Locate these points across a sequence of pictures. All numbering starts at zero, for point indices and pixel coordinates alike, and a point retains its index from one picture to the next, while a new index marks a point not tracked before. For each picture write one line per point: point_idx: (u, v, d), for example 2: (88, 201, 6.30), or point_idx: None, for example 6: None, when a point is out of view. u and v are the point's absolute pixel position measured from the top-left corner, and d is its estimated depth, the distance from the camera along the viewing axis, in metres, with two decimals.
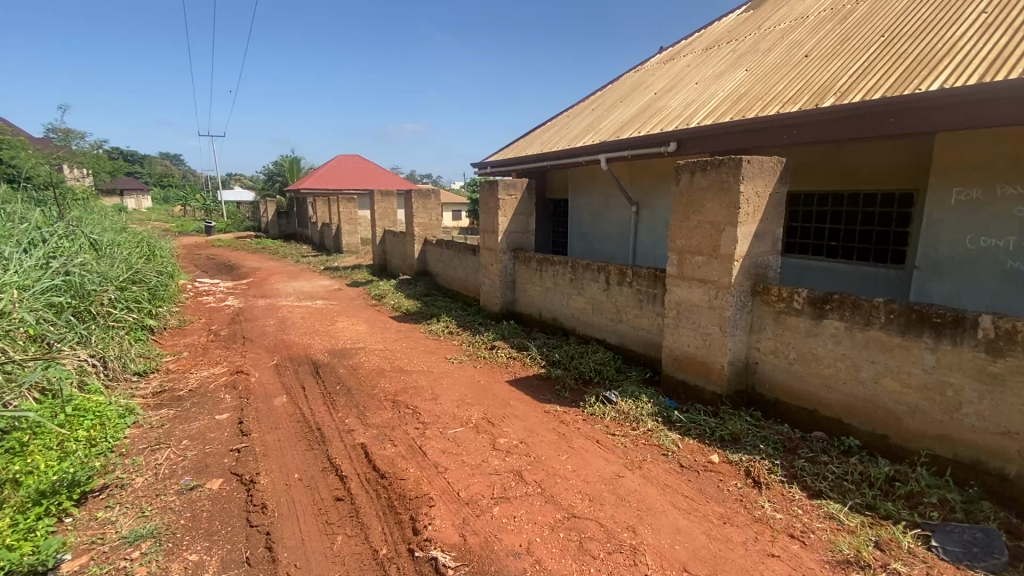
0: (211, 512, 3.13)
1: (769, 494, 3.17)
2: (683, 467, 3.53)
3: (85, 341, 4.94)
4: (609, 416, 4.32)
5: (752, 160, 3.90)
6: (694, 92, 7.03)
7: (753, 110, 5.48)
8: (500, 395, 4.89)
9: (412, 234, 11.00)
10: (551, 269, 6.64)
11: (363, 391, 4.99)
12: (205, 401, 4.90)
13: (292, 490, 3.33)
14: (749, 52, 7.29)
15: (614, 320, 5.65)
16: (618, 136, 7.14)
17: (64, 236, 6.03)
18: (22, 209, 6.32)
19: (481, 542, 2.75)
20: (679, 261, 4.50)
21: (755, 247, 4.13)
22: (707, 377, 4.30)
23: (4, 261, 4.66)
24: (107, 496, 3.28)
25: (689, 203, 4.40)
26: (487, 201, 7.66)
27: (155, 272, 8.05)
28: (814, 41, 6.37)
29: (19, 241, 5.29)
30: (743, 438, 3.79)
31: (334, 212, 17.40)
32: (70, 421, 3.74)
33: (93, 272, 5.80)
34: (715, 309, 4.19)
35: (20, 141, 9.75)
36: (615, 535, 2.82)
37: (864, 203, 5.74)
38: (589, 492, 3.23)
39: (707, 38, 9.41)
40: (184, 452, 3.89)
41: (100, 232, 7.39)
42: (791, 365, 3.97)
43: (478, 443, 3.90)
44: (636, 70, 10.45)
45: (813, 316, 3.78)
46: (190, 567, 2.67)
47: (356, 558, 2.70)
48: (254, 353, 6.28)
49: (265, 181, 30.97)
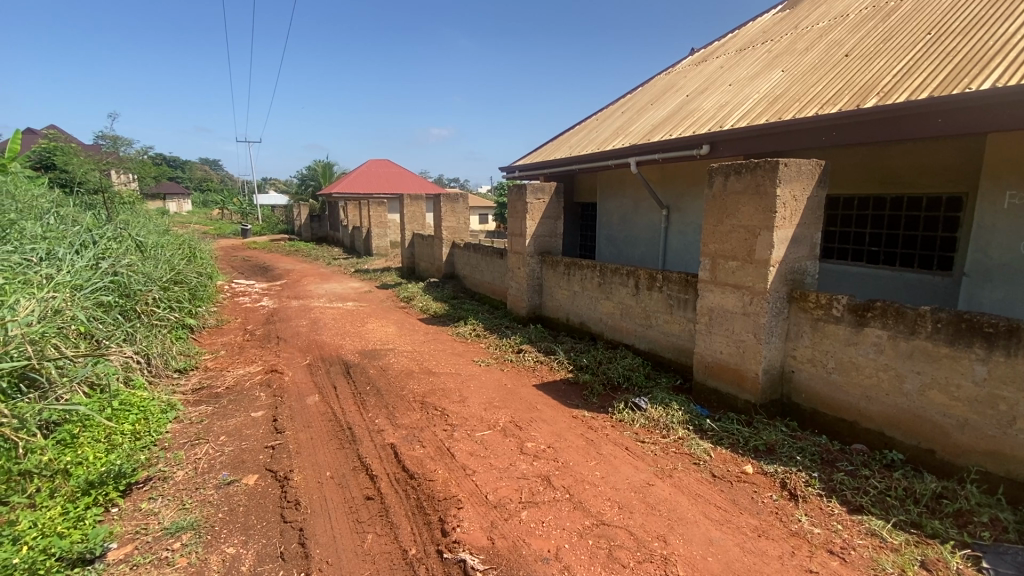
0: (248, 507, 3.22)
1: (806, 508, 3.07)
2: (716, 477, 3.44)
3: (130, 338, 5.16)
4: (638, 423, 4.25)
5: (789, 163, 3.80)
6: (727, 93, 6.91)
7: (791, 111, 5.33)
8: (528, 399, 4.88)
9: (440, 238, 11.14)
10: (578, 272, 6.61)
11: (392, 392, 5.06)
12: (241, 398, 5.05)
13: (324, 488, 3.39)
14: (786, 52, 7.11)
15: (643, 325, 5.58)
16: (649, 138, 7.05)
17: (113, 237, 6.32)
18: (74, 213, 6.69)
19: (509, 546, 2.74)
20: (712, 266, 4.42)
21: (793, 252, 4.02)
22: (740, 386, 4.20)
23: (58, 262, 4.91)
24: (150, 488, 3.41)
25: (723, 207, 4.30)
26: (515, 205, 7.65)
27: (196, 273, 8.37)
28: (854, 41, 6.17)
29: (71, 242, 5.57)
30: (778, 448, 3.68)
31: (365, 215, 17.82)
32: (116, 415, 3.90)
33: (139, 272, 6.07)
34: (749, 316, 4.09)
35: (72, 148, 10.31)
36: (645, 544, 2.77)
37: (908, 206, 5.52)
38: (618, 499, 3.19)
39: (741, 38, 9.22)
40: (222, 447, 4.02)
41: (146, 235, 7.72)
42: (829, 375, 3.84)
43: (505, 446, 3.91)
44: (668, 71, 10.30)
45: (853, 324, 3.65)
46: (228, 559, 2.75)
47: (386, 558, 2.73)
48: (288, 353, 6.44)
49: (300, 185, 31.98)
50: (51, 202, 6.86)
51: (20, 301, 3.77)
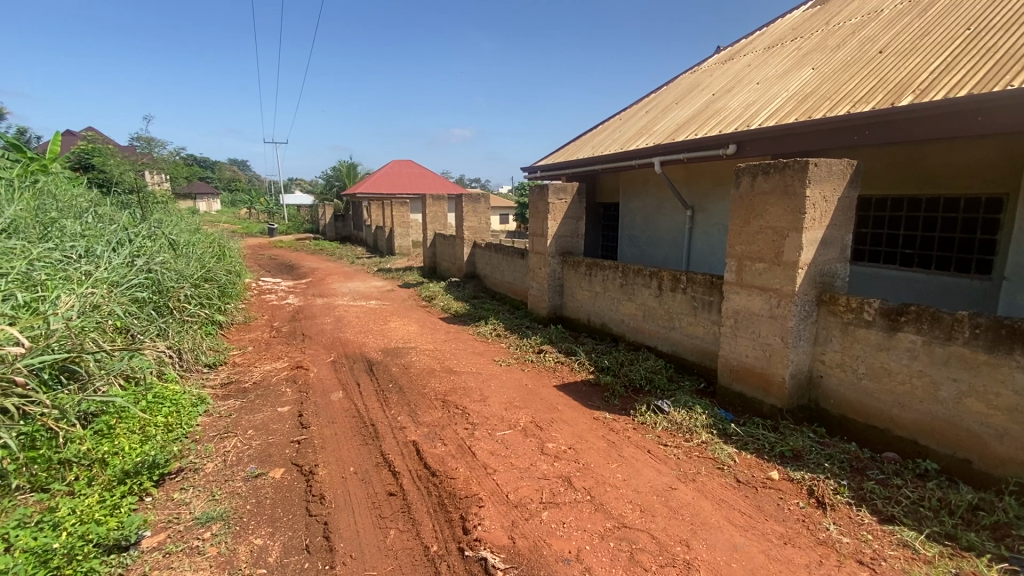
0: (274, 500, 3.30)
1: (834, 516, 3.00)
2: (740, 482, 3.38)
3: (163, 333, 5.34)
4: (661, 425, 4.21)
5: (820, 163, 3.71)
6: (754, 93, 6.78)
7: (821, 110, 5.20)
8: (548, 400, 4.87)
9: (462, 238, 11.21)
10: (600, 273, 6.57)
11: (414, 389, 5.12)
12: (268, 393, 5.17)
13: (348, 483, 3.45)
14: (816, 49, 6.94)
15: (666, 327, 5.52)
16: (673, 138, 6.97)
17: (148, 236, 6.54)
18: (111, 212, 6.94)
19: (530, 546, 2.75)
20: (738, 267, 4.34)
21: (822, 255, 3.92)
22: (766, 390, 4.11)
23: (97, 259, 5.10)
24: (181, 479, 3.52)
25: (750, 208, 4.23)
26: (537, 205, 7.63)
27: (225, 271, 8.60)
28: (888, 38, 6.00)
29: (109, 240, 5.78)
30: (806, 455, 3.60)
31: (388, 215, 18.05)
32: (150, 408, 4.04)
33: (172, 270, 6.27)
34: (776, 319, 4.00)
35: (109, 150, 10.71)
36: (668, 548, 2.74)
37: (944, 208, 5.33)
38: (640, 502, 3.16)
39: (769, 35, 9.03)
40: (250, 441, 4.12)
41: (178, 233, 7.97)
42: (859, 381, 3.73)
43: (526, 446, 3.91)
44: (693, 70, 10.15)
45: (886, 329, 3.54)
46: (255, 550, 2.82)
47: (408, 553, 2.76)
48: (313, 350, 6.57)
49: (325, 186, 32.53)
50: (90, 202, 7.13)
51: (61, 297, 3.93)
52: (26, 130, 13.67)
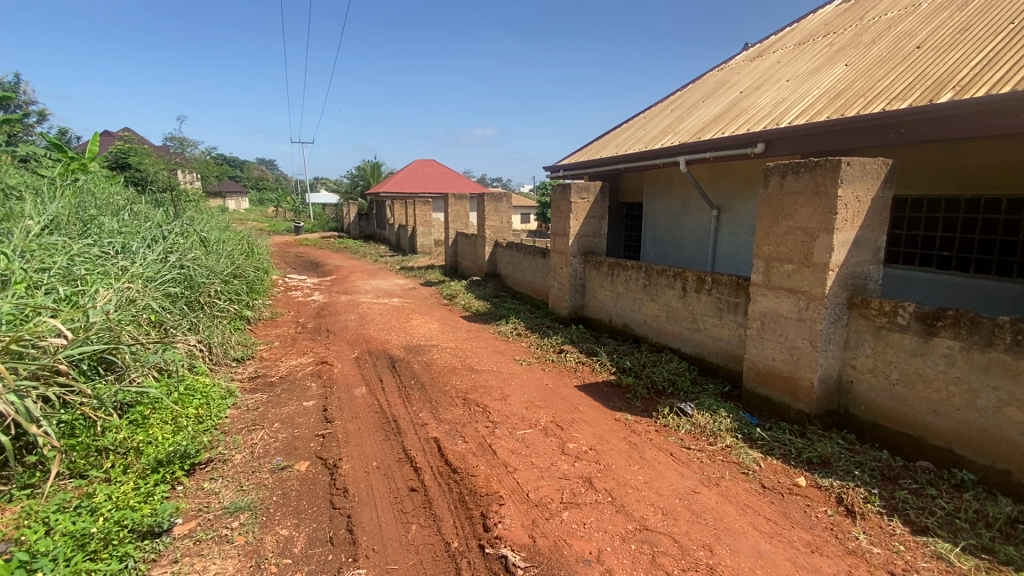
0: (299, 492, 3.37)
1: (864, 526, 2.91)
2: (766, 488, 3.32)
3: (195, 327, 5.50)
4: (684, 428, 4.15)
5: (852, 162, 3.61)
6: (784, 90, 6.63)
7: (854, 107, 5.06)
8: (569, 400, 4.86)
9: (483, 237, 11.25)
10: (622, 273, 6.51)
11: (436, 387, 5.16)
12: (294, 388, 5.28)
13: (370, 477, 3.50)
14: (850, 45, 6.74)
15: (690, 328, 5.44)
16: (699, 136, 6.87)
17: (180, 233, 6.75)
18: (146, 210, 7.18)
19: (551, 545, 2.74)
20: (766, 269, 4.25)
21: (854, 256, 3.82)
22: (794, 394, 4.02)
23: (133, 255, 5.29)
24: (211, 469, 3.61)
25: (779, 208, 4.13)
26: (559, 205, 7.61)
27: (253, 268, 8.80)
28: (926, 32, 5.79)
29: (144, 237, 5.98)
30: (834, 462, 3.51)
31: (411, 214, 18.24)
32: (182, 399, 4.17)
33: (203, 266, 6.45)
34: (804, 322, 3.91)
35: (145, 150, 11.09)
36: (690, 552, 2.70)
37: (985, 209, 5.12)
38: (662, 505, 3.13)
39: (800, 31, 8.80)
40: (276, 434, 4.22)
41: (209, 231, 8.21)
42: (892, 387, 3.62)
43: (547, 446, 3.91)
44: (721, 67, 9.97)
45: (921, 334, 3.43)
46: (281, 541, 2.88)
47: (429, 549, 2.79)
48: (337, 346, 6.68)
49: (349, 185, 33.04)
50: (126, 199, 7.40)
51: (99, 290, 4.09)
52: (67, 130, 14.16)
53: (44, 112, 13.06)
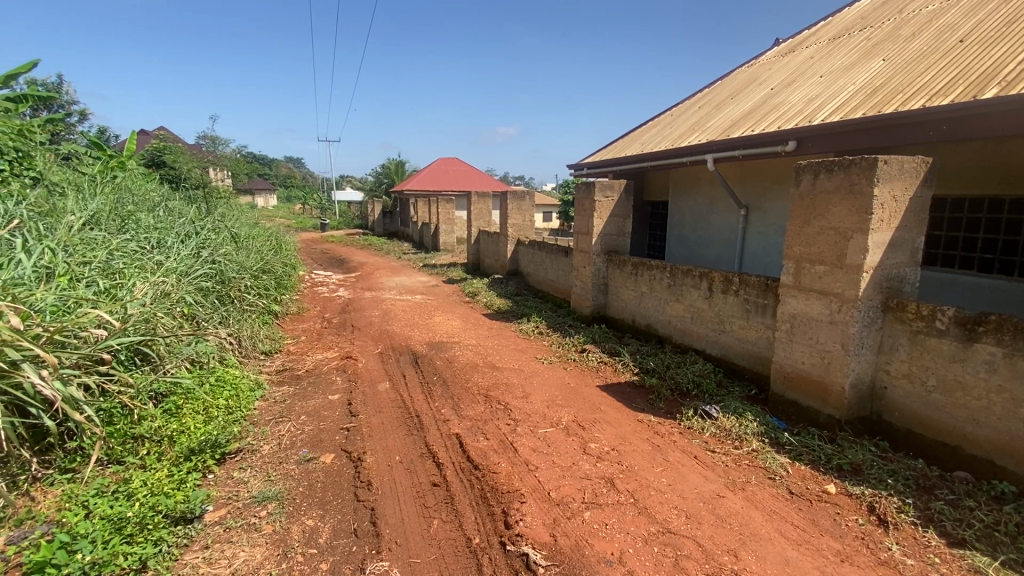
0: (325, 484, 3.44)
1: (897, 536, 2.82)
2: (793, 494, 3.24)
3: (225, 321, 5.66)
4: (708, 431, 4.08)
5: (890, 160, 3.49)
6: (817, 86, 6.45)
7: (892, 103, 4.89)
8: (591, 400, 4.83)
9: (506, 235, 11.27)
10: (646, 273, 6.43)
11: (457, 383, 5.19)
12: (319, 381, 5.39)
13: (393, 471, 3.55)
14: (888, 39, 6.51)
15: (716, 330, 5.35)
16: (727, 134, 6.74)
17: (212, 229, 6.95)
18: (179, 207, 7.41)
19: (572, 544, 2.74)
20: (796, 270, 4.15)
21: (890, 258, 3.69)
22: (824, 399, 3.91)
23: (167, 250, 5.48)
24: (240, 459, 3.71)
25: (811, 208, 4.03)
26: (582, 203, 7.56)
27: (281, 264, 9.01)
28: (970, 25, 5.56)
29: (178, 233, 6.18)
30: (866, 469, 3.40)
31: (434, 212, 18.38)
32: (213, 391, 4.29)
33: (233, 261, 6.63)
34: (836, 325, 3.80)
35: (179, 148, 11.43)
36: (715, 557, 2.66)
37: None
38: (686, 508, 3.08)
39: (835, 25, 8.54)
40: (302, 426, 4.31)
41: (239, 227, 8.42)
42: (929, 394, 3.49)
43: (568, 445, 3.89)
44: (750, 63, 9.75)
45: (961, 339, 3.29)
46: (307, 531, 2.94)
47: (451, 544, 2.81)
48: (361, 341, 6.78)
49: (374, 183, 33.45)
50: (161, 196, 7.65)
51: (136, 283, 4.23)
52: (106, 130, 14.73)
53: (86, 112, 13.63)
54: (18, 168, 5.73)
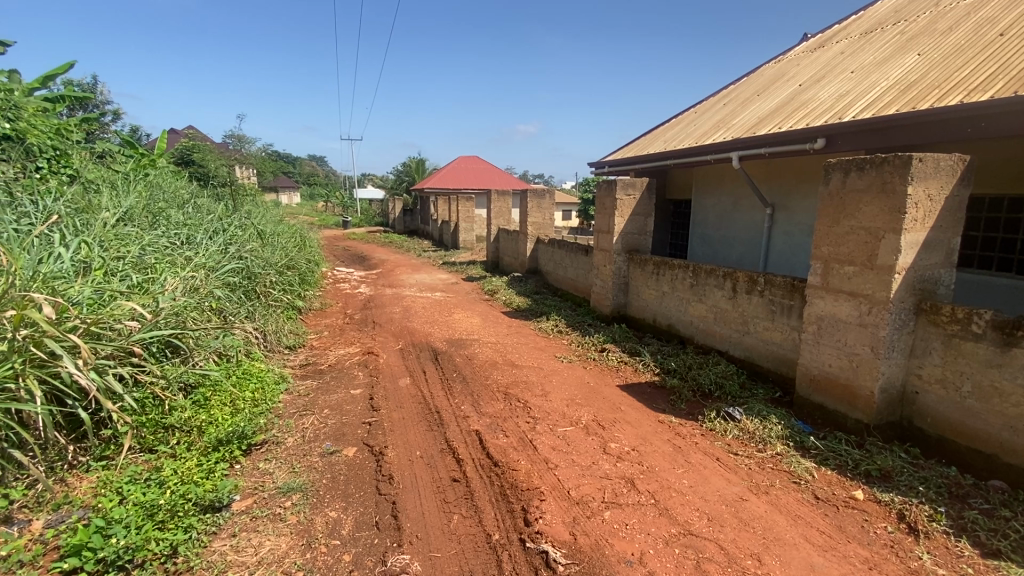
0: (347, 476, 3.50)
1: (928, 545, 2.74)
2: (819, 499, 3.17)
3: (251, 316, 5.80)
4: (731, 433, 4.02)
5: (925, 158, 3.39)
6: (848, 82, 6.29)
7: (927, 99, 4.73)
8: (611, 399, 4.79)
9: (525, 233, 11.27)
10: (668, 272, 6.36)
11: (477, 380, 5.22)
12: (341, 376, 5.48)
13: (414, 465, 3.59)
14: (923, 32, 6.31)
15: (740, 330, 5.26)
16: (753, 132, 6.62)
17: (240, 226, 7.11)
18: (207, 204, 7.60)
19: (591, 543, 2.73)
20: (824, 270, 4.06)
21: (924, 258, 3.58)
22: (852, 403, 3.82)
23: (197, 246, 5.63)
24: (266, 451, 3.78)
25: (840, 207, 3.93)
26: (604, 201, 7.51)
27: (304, 260, 9.18)
28: (1011, 18, 5.35)
29: (207, 229, 6.35)
30: (896, 476, 3.31)
31: (454, 210, 18.48)
32: (240, 383, 4.40)
33: (259, 257, 6.78)
34: (865, 328, 3.70)
35: (207, 147, 11.71)
36: (737, 561, 2.62)
37: None
38: (708, 511, 3.04)
39: (867, 19, 8.30)
40: (326, 420, 4.38)
41: (265, 224, 8.61)
42: (963, 400, 3.38)
43: (588, 444, 3.88)
44: (778, 59, 9.55)
45: (998, 343, 3.18)
46: (330, 522, 2.99)
47: (471, 539, 2.83)
48: (383, 337, 6.86)
49: (395, 181, 33.75)
50: (190, 194, 7.85)
51: (167, 278, 4.36)
52: (138, 129, 15.20)
53: (119, 111, 14.08)
54: (57, 166, 5.94)
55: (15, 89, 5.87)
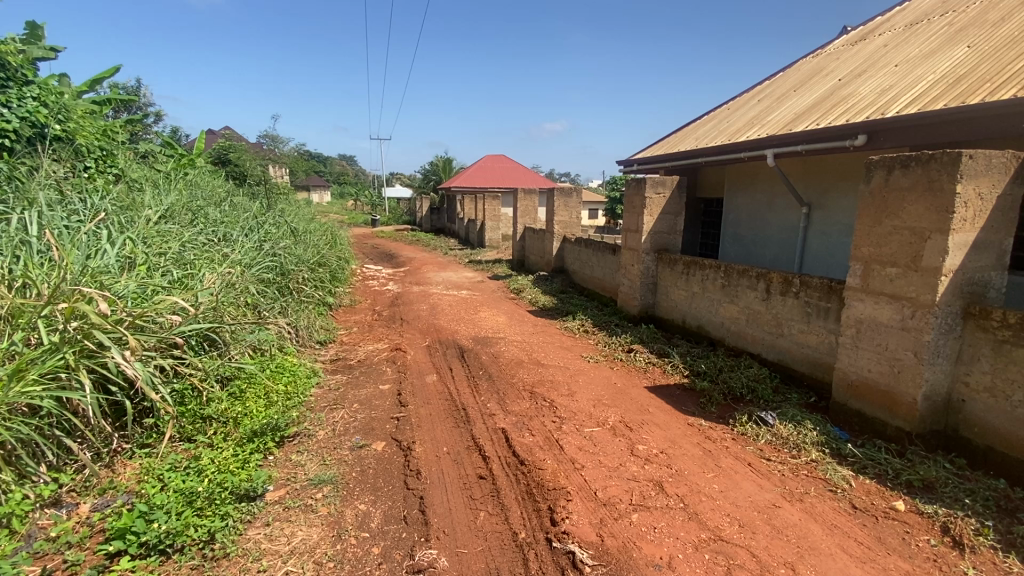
0: (376, 470, 3.56)
1: (974, 560, 2.62)
2: (856, 509, 3.07)
3: (284, 311, 5.95)
4: (764, 438, 3.92)
5: (975, 155, 3.23)
6: (891, 77, 6.04)
7: (979, 93, 4.50)
8: (639, 401, 4.73)
9: (552, 232, 11.23)
10: (699, 272, 6.24)
11: (503, 378, 5.23)
12: (370, 371, 5.58)
13: (441, 461, 3.62)
14: (974, 23, 6.01)
15: (773, 333, 5.13)
16: (789, 128, 6.43)
17: (274, 223, 7.31)
18: (243, 202, 7.84)
19: (619, 546, 2.70)
20: (865, 272, 3.91)
21: (973, 261, 3.42)
22: (892, 410, 3.68)
23: (233, 243, 5.81)
24: (298, 443, 3.87)
25: (883, 206, 3.78)
26: (632, 200, 7.41)
27: (335, 257, 9.37)
28: None
29: (243, 226, 6.55)
30: (940, 487, 3.17)
31: (481, 209, 18.57)
32: (273, 377, 4.52)
33: (292, 254, 6.96)
34: (908, 332, 3.56)
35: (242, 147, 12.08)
36: (769, 569, 2.56)
37: None
38: (739, 517, 2.98)
39: (912, 10, 7.96)
40: (355, 414, 4.46)
41: (297, 222, 8.82)
42: (1013, 409, 3.21)
43: (615, 445, 3.84)
44: (816, 53, 9.24)
45: None
46: (360, 515, 3.05)
47: (497, 536, 2.84)
48: (410, 334, 6.95)
49: (422, 180, 34.13)
50: (227, 192, 8.11)
51: (206, 273, 4.53)
52: (177, 130, 15.77)
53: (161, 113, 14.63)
54: (103, 165, 6.20)
55: (64, 92, 6.16)
